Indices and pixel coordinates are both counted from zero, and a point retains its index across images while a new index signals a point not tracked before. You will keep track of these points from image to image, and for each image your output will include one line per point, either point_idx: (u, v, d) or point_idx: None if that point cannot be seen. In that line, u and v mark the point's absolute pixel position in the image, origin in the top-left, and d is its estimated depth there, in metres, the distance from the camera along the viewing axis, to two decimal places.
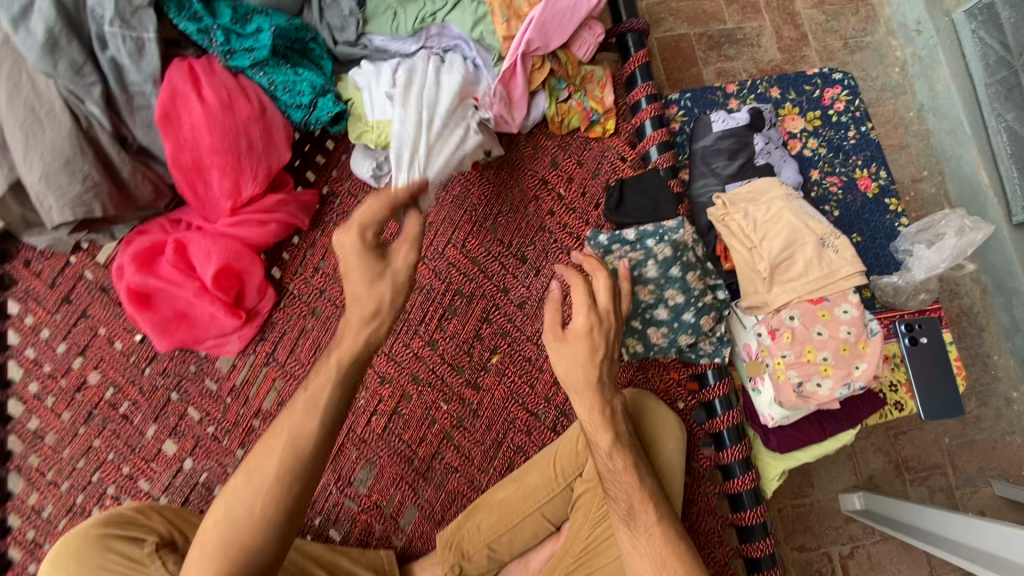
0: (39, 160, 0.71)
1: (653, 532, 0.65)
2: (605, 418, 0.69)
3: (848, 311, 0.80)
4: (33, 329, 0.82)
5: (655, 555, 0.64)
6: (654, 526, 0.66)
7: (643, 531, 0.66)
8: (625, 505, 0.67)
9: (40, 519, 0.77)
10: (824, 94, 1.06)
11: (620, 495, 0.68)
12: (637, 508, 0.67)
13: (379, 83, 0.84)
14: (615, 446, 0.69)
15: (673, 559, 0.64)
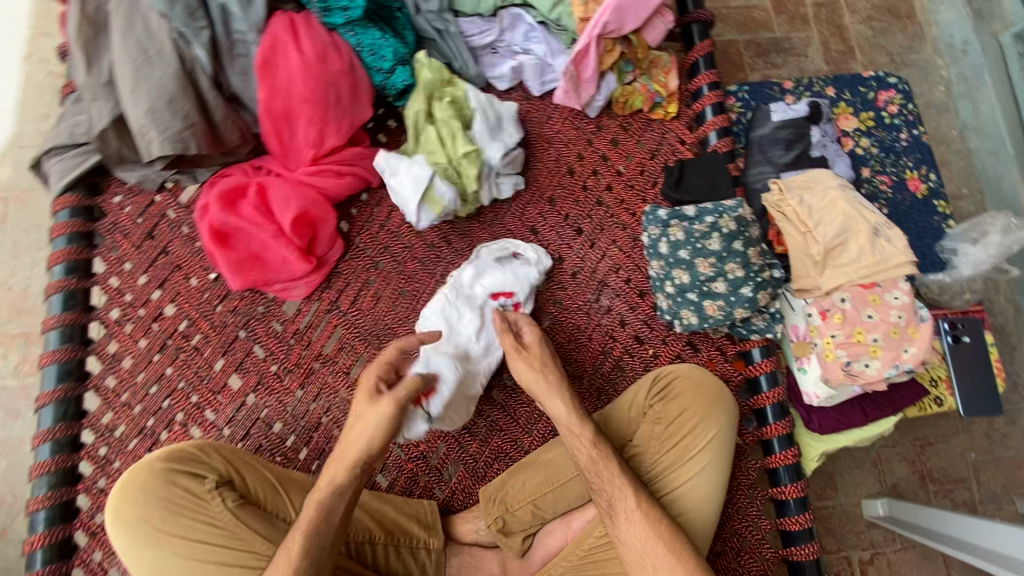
0: (146, 95, 0.76)
1: (632, 518, 0.73)
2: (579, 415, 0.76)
3: (899, 297, 0.82)
4: (118, 260, 0.87)
5: (636, 541, 0.72)
6: (633, 514, 0.73)
7: (623, 519, 0.73)
8: (607, 498, 0.74)
9: (113, 437, 0.82)
10: (878, 96, 1.09)
11: (605, 487, 0.75)
12: (615, 497, 0.74)
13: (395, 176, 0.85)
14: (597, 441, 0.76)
15: (652, 540, 0.72)
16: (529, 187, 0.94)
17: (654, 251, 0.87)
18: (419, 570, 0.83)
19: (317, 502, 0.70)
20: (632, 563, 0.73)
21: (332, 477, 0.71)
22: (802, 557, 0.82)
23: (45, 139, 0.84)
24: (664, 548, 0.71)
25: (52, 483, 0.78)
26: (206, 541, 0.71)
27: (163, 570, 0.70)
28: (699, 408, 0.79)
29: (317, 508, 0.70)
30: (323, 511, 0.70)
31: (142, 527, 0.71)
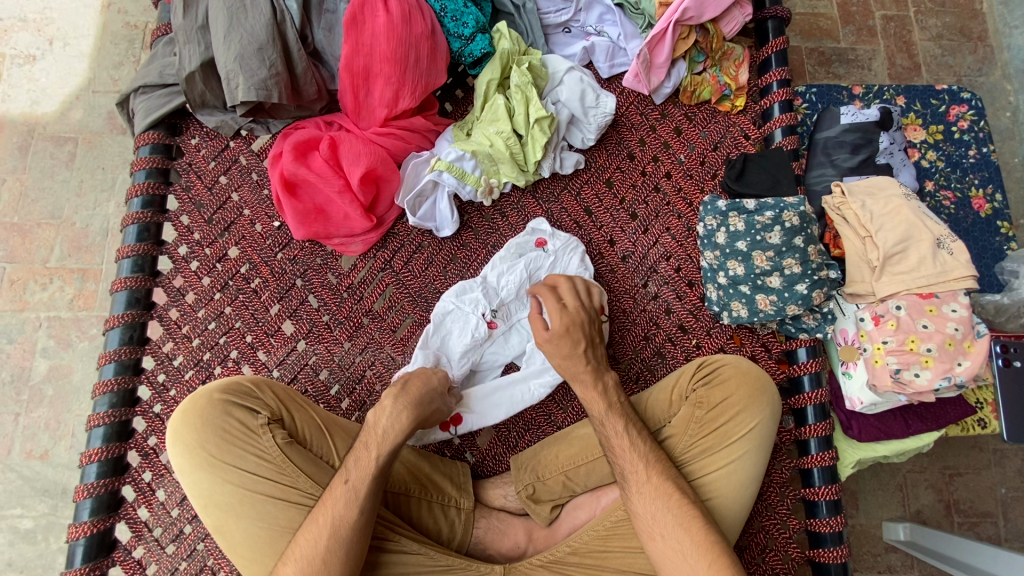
0: (237, 42, 0.80)
1: (645, 490, 0.75)
2: (598, 389, 0.79)
3: (957, 311, 0.81)
4: (190, 199, 0.91)
5: (651, 514, 0.74)
6: (644, 486, 0.75)
7: (635, 492, 0.75)
8: (621, 468, 0.77)
9: (171, 366, 0.86)
10: (950, 110, 1.07)
11: (622, 458, 0.77)
12: (628, 470, 0.76)
13: (406, 196, 0.88)
14: (608, 413, 0.78)
15: (661, 515, 0.74)
16: (587, 169, 0.95)
17: (710, 240, 0.87)
18: (448, 527, 0.85)
19: (383, 446, 0.73)
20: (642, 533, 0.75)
21: (393, 421, 0.74)
22: (828, 560, 0.81)
23: (134, 79, 0.90)
24: (674, 519, 0.73)
25: (113, 402, 0.82)
26: (256, 472, 0.74)
27: (214, 494, 0.74)
28: (744, 397, 0.80)
29: (385, 453, 0.72)
30: (393, 453, 0.73)
31: (198, 451, 0.74)
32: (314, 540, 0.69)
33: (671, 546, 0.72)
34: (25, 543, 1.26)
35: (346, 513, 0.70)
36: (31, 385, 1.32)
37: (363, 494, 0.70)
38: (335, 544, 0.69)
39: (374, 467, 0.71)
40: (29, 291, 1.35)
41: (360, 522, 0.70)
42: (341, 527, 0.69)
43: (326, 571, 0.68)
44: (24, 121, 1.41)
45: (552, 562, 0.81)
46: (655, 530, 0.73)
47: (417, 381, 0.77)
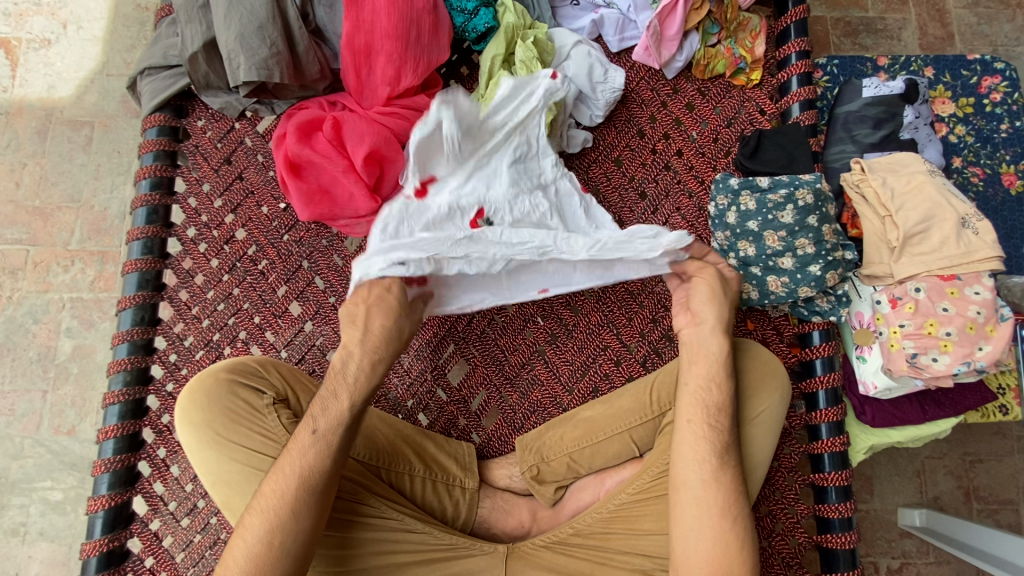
0: (238, 21, 0.79)
1: (729, 470, 0.72)
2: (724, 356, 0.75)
3: (980, 293, 0.78)
4: (197, 180, 0.91)
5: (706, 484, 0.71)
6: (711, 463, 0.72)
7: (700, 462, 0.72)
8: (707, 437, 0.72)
9: (182, 346, 0.87)
10: (982, 81, 1.01)
11: (723, 432, 0.73)
12: (724, 446, 0.72)
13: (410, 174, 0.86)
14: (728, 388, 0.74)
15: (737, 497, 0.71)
16: (595, 148, 0.93)
17: (721, 220, 0.84)
18: (453, 507, 0.86)
19: (354, 393, 0.72)
20: (687, 512, 0.71)
21: (369, 372, 0.73)
22: (837, 546, 0.80)
23: (139, 60, 0.90)
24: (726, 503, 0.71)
25: (127, 380, 0.84)
26: (261, 451, 0.75)
27: (221, 472, 0.75)
28: (754, 381, 0.78)
29: (357, 401, 0.72)
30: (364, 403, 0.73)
31: (205, 430, 0.76)
32: (281, 490, 0.68)
33: (697, 528, 0.70)
34: (55, 513, 1.32)
35: (317, 462, 0.69)
36: (57, 363, 1.36)
37: (334, 446, 0.70)
38: (304, 494, 0.68)
39: (343, 415, 0.71)
40: (53, 273, 1.39)
41: (330, 472, 0.70)
42: (308, 476, 0.69)
43: (297, 521, 0.68)
44: (42, 105, 1.43)
45: (556, 543, 0.82)
46: (695, 501, 0.71)
47: (377, 317, 0.73)
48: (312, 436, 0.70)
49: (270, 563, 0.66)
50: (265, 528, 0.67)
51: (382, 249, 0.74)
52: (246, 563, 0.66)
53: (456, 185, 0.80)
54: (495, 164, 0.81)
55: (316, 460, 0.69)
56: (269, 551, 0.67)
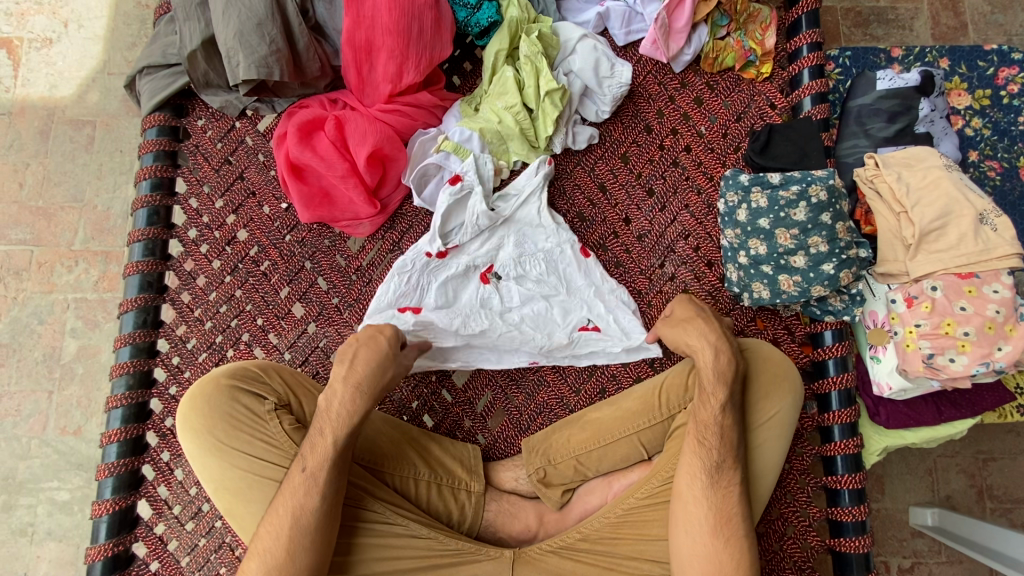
0: (237, 18, 0.78)
1: (730, 490, 0.71)
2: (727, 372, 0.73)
3: (999, 292, 0.75)
4: (198, 181, 0.90)
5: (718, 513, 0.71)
6: (731, 487, 0.71)
7: (720, 488, 0.71)
8: (716, 459, 0.72)
9: (185, 349, 0.86)
10: (999, 72, 0.99)
11: (721, 450, 0.72)
12: (725, 465, 0.72)
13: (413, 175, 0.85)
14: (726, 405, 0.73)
15: (736, 516, 0.71)
16: (600, 144, 0.91)
17: (731, 218, 0.82)
18: (459, 510, 0.85)
19: (337, 430, 0.71)
20: (704, 533, 0.70)
21: (348, 407, 0.72)
22: (850, 550, 0.78)
23: (138, 59, 0.88)
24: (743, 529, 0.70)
25: (130, 384, 0.83)
26: (263, 458, 0.74)
27: (225, 479, 0.75)
28: (764, 384, 0.77)
29: (340, 438, 0.71)
30: (349, 436, 0.72)
31: (206, 436, 0.75)
32: (275, 532, 0.69)
33: (694, 552, 0.70)
34: (62, 514, 1.32)
35: (307, 500, 0.70)
36: (63, 364, 1.36)
37: (323, 484, 0.70)
38: (298, 534, 0.69)
39: (327, 452, 0.71)
40: (56, 274, 1.38)
41: (321, 511, 0.70)
42: (301, 518, 0.69)
43: (293, 561, 0.68)
44: (43, 105, 1.42)
45: (563, 547, 0.80)
46: (708, 522, 0.70)
47: (363, 355, 0.74)
48: (301, 475, 0.71)
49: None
50: (264, 572, 0.68)
51: (401, 265, 0.83)
52: None
53: (474, 248, 0.85)
54: (506, 233, 0.86)
55: (305, 499, 0.70)
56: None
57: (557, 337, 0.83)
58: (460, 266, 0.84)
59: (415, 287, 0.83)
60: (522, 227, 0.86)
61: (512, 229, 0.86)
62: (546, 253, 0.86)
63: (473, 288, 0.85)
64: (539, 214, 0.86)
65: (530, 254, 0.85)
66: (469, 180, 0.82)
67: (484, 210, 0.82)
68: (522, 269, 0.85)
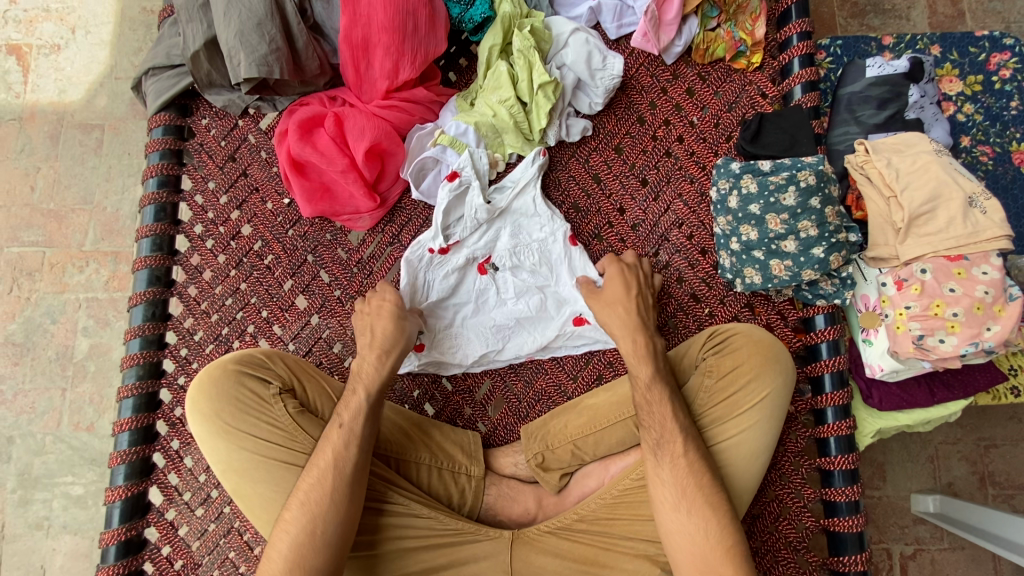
0: (237, 19, 0.80)
1: (678, 464, 0.74)
2: (649, 352, 0.78)
3: (988, 273, 0.76)
4: (203, 178, 0.93)
5: (677, 484, 0.73)
6: (679, 458, 0.74)
7: (668, 461, 0.74)
8: (656, 435, 0.75)
9: (192, 341, 0.89)
10: (991, 58, 0.99)
11: (655, 427, 0.76)
12: (666, 439, 0.75)
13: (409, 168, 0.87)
14: (653, 380, 0.77)
15: (692, 489, 0.73)
16: (593, 136, 0.92)
17: (723, 205, 0.84)
18: (459, 494, 0.87)
19: (371, 383, 0.77)
20: (665, 502, 0.74)
21: (376, 367, 0.78)
22: (844, 529, 0.80)
23: (144, 61, 0.91)
24: (702, 497, 0.73)
25: (140, 374, 0.86)
26: (268, 439, 0.77)
27: (231, 461, 0.77)
28: (755, 366, 0.78)
29: (374, 391, 0.76)
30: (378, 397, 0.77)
31: (213, 420, 0.77)
32: (317, 481, 0.72)
33: (693, 522, 0.72)
34: (77, 508, 1.36)
35: (346, 451, 0.73)
36: (75, 362, 1.40)
37: (361, 435, 0.74)
38: (337, 481, 0.72)
39: (361, 404, 0.76)
40: (68, 274, 1.42)
41: (361, 459, 0.73)
42: (343, 467, 0.72)
43: (335, 506, 0.71)
44: (54, 110, 1.46)
45: (561, 528, 0.82)
46: (672, 499, 0.73)
47: (377, 328, 0.80)
48: (339, 427, 0.74)
49: (313, 553, 0.69)
50: (307, 520, 0.70)
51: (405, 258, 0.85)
52: (291, 552, 0.69)
53: (474, 240, 0.87)
54: (503, 226, 0.87)
55: (342, 451, 0.73)
56: (309, 545, 0.69)
57: (550, 331, 0.87)
58: (460, 256, 0.86)
59: (421, 286, 0.86)
60: (520, 213, 0.88)
61: (508, 220, 0.87)
62: (541, 242, 0.87)
63: (472, 280, 0.87)
64: (535, 203, 0.88)
65: (525, 244, 0.87)
66: (467, 175, 0.84)
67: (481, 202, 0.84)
68: (517, 260, 0.87)
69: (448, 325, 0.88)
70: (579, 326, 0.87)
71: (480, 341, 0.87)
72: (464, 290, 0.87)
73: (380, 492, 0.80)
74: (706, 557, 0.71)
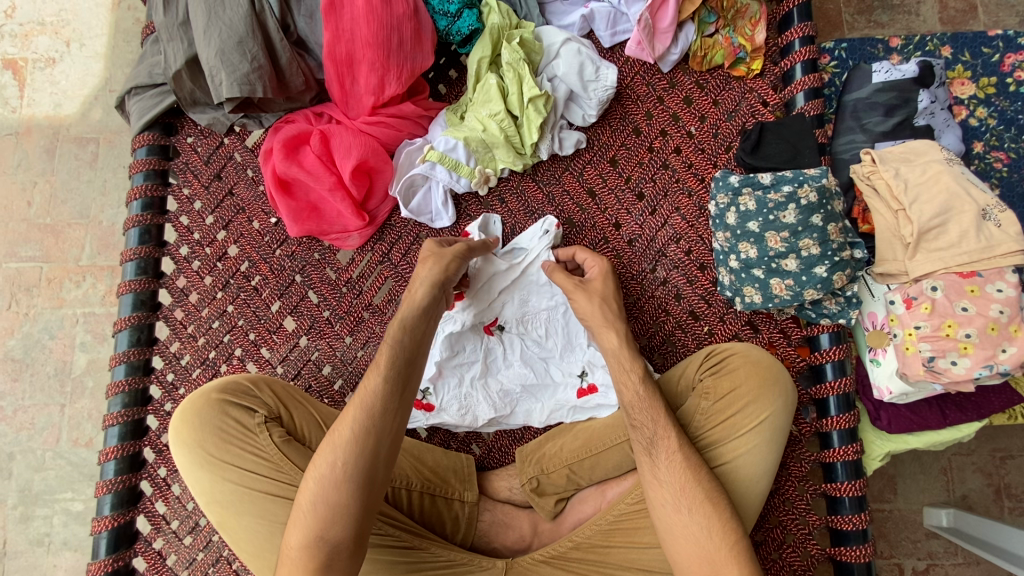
0: (218, 38, 0.78)
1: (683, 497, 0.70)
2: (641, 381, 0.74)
3: (1003, 291, 0.73)
4: (189, 198, 0.91)
5: (675, 482, 0.71)
6: (663, 460, 0.71)
7: (664, 459, 0.72)
8: (648, 435, 0.73)
9: (179, 365, 0.87)
10: (1005, 59, 0.95)
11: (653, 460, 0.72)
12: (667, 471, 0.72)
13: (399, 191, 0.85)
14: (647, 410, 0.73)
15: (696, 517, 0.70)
16: (588, 148, 0.89)
17: (721, 221, 0.81)
18: (451, 521, 0.85)
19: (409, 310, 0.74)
20: (666, 505, 0.71)
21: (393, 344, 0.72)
22: (852, 559, 0.76)
23: (126, 80, 0.89)
24: (706, 517, 0.69)
25: (126, 401, 0.84)
26: (254, 470, 0.75)
27: (216, 492, 0.75)
28: (754, 387, 0.75)
29: (410, 323, 0.73)
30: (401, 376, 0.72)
31: (198, 451, 0.76)
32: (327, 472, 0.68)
33: (696, 554, 0.68)
34: (77, 524, 1.35)
35: (375, 385, 0.71)
36: (73, 377, 1.39)
37: (384, 366, 0.71)
38: (365, 413, 0.69)
39: (393, 339, 0.73)
40: (66, 289, 1.41)
41: (386, 393, 0.70)
42: (372, 402, 0.70)
43: (365, 440, 0.69)
44: (49, 123, 1.45)
45: (555, 557, 0.80)
46: (673, 534, 0.70)
47: None
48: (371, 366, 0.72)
49: (338, 485, 0.67)
50: (317, 522, 0.66)
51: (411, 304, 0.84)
52: (317, 485, 0.68)
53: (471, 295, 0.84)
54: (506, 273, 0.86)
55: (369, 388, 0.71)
56: (321, 545, 0.66)
57: (556, 396, 0.84)
58: (461, 319, 0.83)
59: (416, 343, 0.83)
60: (532, 281, 0.86)
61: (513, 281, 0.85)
62: (548, 311, 0.85)
63: (478, 340, 0.85)
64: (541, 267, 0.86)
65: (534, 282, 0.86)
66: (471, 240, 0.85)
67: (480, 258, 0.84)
68: (525, 327, 0.85)
69: (456, 385, 0.84)
70: (582, 397, 0.83)
71: (490, 404, 0.83)
72: (468, 349, 0.84)
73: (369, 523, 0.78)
74: (714, 555, 0.68)
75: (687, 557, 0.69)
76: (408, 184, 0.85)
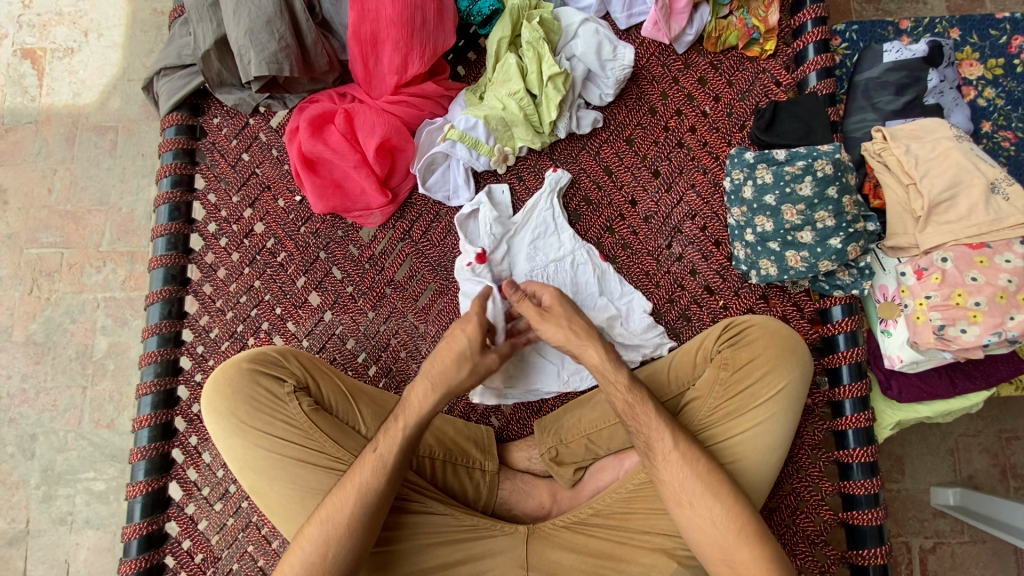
0: (246, 17, 0.81)
1: (698, 462, 0.73)
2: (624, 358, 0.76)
3: (1011, 261, 0.75)
4: (216, 177, 0.93)
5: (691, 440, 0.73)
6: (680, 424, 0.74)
7: (680, 451, 0.73)
8: (644, 439, 0.75)
9: (208, 338, 0.90)
10: (1012, 41, 0.97)
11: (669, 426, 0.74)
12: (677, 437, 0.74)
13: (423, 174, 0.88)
14: None
15: (712, 483, 0.72)
16: (604, 129, 0.91)
17: (737, 196, 0.83)
18: (474, 489, 0.87)
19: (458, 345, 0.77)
20: (683, 501, 0.73)
21: (426, 397, 0.75)
22: (863, 523, 0.79)
23: (156, 61, 0.92)
24: (713, 491, 0.72)
25: (158, 372, 0.87)
26: (283, 437, 0.77)
27: (248, 458, 0.78)
28: (772, 358, 0.78)
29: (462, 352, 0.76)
30: (420, 427, 0.75)
31: (230, 419, 0.78)
32: (340, 505, 0.72)
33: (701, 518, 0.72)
34: (99, 503, 1.38)
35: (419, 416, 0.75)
36: (94, 360, 1.42)
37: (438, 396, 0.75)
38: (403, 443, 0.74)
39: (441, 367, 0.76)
40: (86, 274, 1.44)
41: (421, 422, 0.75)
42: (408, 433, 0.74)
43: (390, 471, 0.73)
44: (69, 112, 1.48)
45: (575, 523, 0.82)
46: (691, 500, 0.72)
47: None
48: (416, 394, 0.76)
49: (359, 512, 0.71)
50: (322, 540, 0.71)
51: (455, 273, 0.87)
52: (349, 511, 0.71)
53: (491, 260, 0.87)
54: (522, 242, 0.88)
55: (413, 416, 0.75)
56: (323, 562, 0.70)
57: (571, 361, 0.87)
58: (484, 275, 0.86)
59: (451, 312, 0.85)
60: (538, 225, 0.88)
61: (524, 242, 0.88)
62: (557, 264, 0.87)
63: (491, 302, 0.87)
64: (553, 220, 0.88)
65: (547, 240, 0.88)
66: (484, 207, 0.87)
67: (492, 217, 0.86)
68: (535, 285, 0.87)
69: None
70: None
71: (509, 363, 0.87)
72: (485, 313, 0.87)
73: (399, 492, 0.81)
74: (724, 543, 0.70)
75: (704, 544, 0.71)
76: (431, 166, 0.88)
